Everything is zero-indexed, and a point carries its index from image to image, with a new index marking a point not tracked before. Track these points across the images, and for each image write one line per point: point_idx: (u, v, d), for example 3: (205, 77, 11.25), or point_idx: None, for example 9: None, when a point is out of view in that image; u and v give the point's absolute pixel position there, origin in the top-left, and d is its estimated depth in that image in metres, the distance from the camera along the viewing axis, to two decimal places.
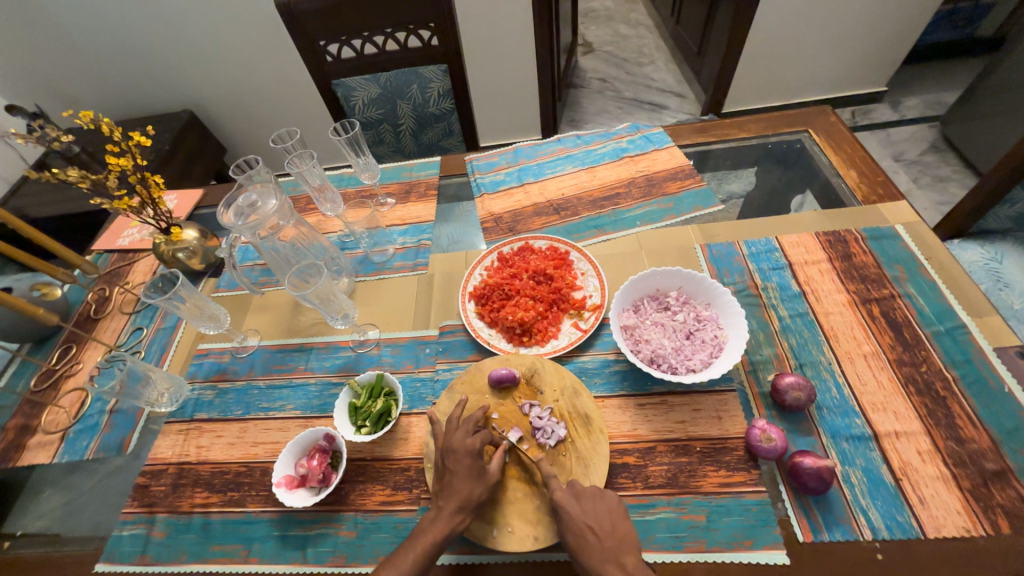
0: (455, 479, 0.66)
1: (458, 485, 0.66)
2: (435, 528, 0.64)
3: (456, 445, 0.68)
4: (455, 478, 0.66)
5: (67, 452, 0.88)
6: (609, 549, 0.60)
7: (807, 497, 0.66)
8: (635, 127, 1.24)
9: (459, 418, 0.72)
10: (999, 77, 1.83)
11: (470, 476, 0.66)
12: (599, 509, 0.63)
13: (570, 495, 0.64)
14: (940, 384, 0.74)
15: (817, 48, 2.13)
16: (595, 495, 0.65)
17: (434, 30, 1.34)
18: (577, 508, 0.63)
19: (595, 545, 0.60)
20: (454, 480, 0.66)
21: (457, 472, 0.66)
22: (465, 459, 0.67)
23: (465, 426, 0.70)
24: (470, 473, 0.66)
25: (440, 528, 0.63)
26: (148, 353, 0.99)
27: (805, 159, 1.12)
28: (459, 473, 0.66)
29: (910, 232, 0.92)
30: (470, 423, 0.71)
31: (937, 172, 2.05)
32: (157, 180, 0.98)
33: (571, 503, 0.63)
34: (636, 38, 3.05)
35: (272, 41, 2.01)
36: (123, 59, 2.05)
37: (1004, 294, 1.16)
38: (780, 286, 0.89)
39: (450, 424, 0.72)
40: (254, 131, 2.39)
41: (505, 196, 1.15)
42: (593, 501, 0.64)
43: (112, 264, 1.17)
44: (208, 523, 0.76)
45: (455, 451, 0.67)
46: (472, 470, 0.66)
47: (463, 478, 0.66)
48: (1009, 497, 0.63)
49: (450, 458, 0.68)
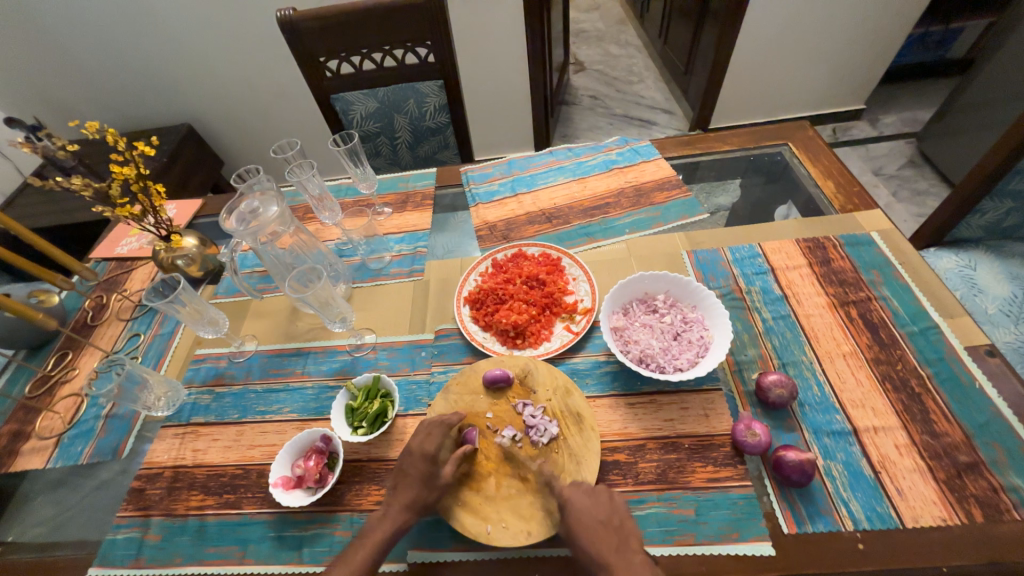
0: (407, 480, 0.69)
1: (408, 486, 0.68)
2: (385, 524, 0.67)
3: (414, 446, 0.71)
4: (408, 478, 0.69)
5: (61, 457, 0.88)
6: (615, 542, 0.61)
7: (791, 490, 0.69)
8: (624, 140, 1.30)
9: (432, 422, 0.74)
10: (968, 96, 1.92)
11: (421, 478, 0.68)
12: (604, 505, 0.65)
13: (580, 490, 0.66)
14: (915, 381, 0.77)
15: (798, 68, 2.23)
16: (602, 492, 0.66)
17: (430, 48, 1.39)
18: (586, 502, 0.65)
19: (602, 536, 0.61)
20: (406, 481, 0.69)
21: (410, 474, 0.69)
22: (418, 462, 0.69)
23: (428, 428, 0.73)
24: (422, 476, 0.69)
25: (388, 526, 0.66)
26: (145, 358, 1.00)
27: (786, 171, 1.18)
28: (411, 475, 0.69)
29: (884, 239, 0.96)
30: (438, 424, 0.73)
31: (916, 186, 2.13)
32: (159, 188, 1.00)
33: (580, 497, 0.65)
34: (625, 58, 3.16)
35: (271, 58, 2.07)
36: (124, 73, 2.09)
37: (979, 299, 1.21)
38: (763, 289, 0.93)
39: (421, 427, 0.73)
40: (252, 145, 2.43)
41: (499, 205, 1.19)
42: (599, 498, 0.65)
43: (110, 272, 1.19)
44: (203, 525, 0.76)
45: (412, 454, 0.70)
46: (423, 473, 0.69)
47: (413, 481, 0.68)
48: (982, 487, 0.66)
49: (406, 460, 0.70)
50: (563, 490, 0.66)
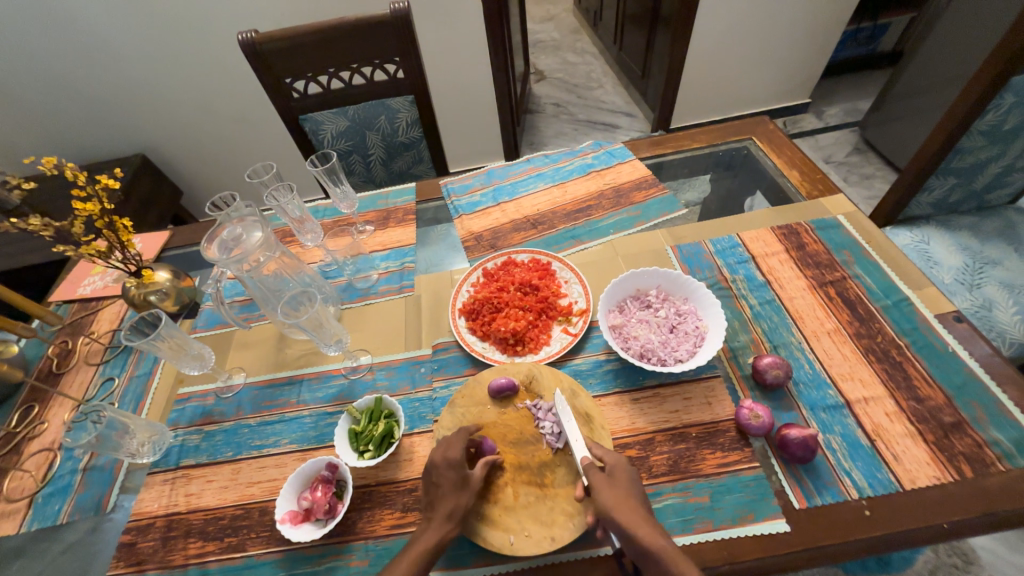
0: (440, 492, 0.67)
1: (443, 496, 0.67)
2: (427, 535, 0.65)
3: (439, 457, 0.69)
4: (440, 489, 0.67)
5: (37, 518, 0.81)
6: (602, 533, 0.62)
7: (797, 466, 0.72)
8: (598, 144, 1.33)
9: (454, 433, 0.72)
10: (902, 86, 2.09)
11: (456, 487, 0.67)
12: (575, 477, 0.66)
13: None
14: (895, 351, 0.82)
15: (747, 67, 2.35)
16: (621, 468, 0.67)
17: (399, 64, 1.39)
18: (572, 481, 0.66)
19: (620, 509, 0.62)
20: (439, 493, 0.67)
21: (441, 485, 0.67)
22: (447, 472, 0.68)
23: (452, 439, 0.71)
24: (454, 485, 0.67)
25: (433, 535, 0.64)
26: (123, 403, 0.94)
27: (753, 164, 1.24)
28: (442, 486, 0.67)
29: (851, 221, 1.03)
30: (454, 434, 0.72)
31: (864, 171, 2.28)
32: (126, 222, 0.95)
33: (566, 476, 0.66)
34: (584, 65, 3.24)
35: (230, 81, 2.01)
36: (68, 105, 1.98)
37: (936, 271, 1.31)
38: (747, 277, 0.97)
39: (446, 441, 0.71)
40: (214, 172, 2.34)
41: (482, 215, 1.19)
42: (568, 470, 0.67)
43: (73, 315, 1.11)
44: (205, 574, 0.72)
45: (438, 466, 0.68)
46: (455, 480, 0.67)
47: (445, 491, 0.67)
48: (968, 444, 0.70)
49: (433, 473, 0.68)
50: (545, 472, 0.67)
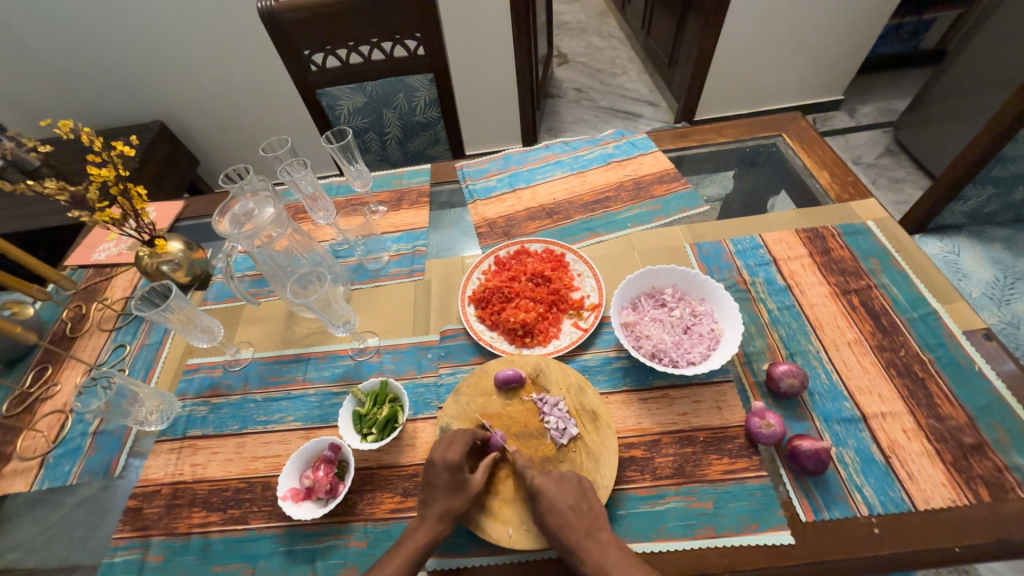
0: (435, 490, 0.67)
1: (438, 496, 0.66)
2: (418, 533, 0.65)
3: (436, 458, 0.68)
4: (436, 489, 0.67)
5: (47, 478, 0.83)
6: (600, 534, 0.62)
7: (807, 478, 0.70)
8: (620, 133, 1.29)
9: (456, 431, 0.71)
10: (944, 86, 1.99)
11: (450, 489, 0.66)
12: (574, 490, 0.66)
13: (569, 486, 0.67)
14: (918, 366, 0.79)
15: (780, 58, 2.25)
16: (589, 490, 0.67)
17: (420, 40, 1.35)
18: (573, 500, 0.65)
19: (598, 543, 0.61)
20: (434, 492, 0.67)
21: (437, 485, 0.67)
22: (444, 473, 0.67)
23: (451, 438, 0.70)
24: (449, 487, 0.67)
25: (424, 535, 0.65)
26: (133, 370, 0.95)
27: (780, 162, 1.19)
28: (439, 486, 0.67)
29: (881, 227, 0.98)
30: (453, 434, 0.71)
31: (894, 174, 2.19)
32: (140, 191, 0.94)
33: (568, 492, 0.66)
34: (609, 49, 3.15)
35: (248, 50, 1.98)
36: (88, 67, 1.97)
37: (964, 284, 1.26)
38: (767, 280, 0.94)
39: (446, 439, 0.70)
40: (230, 143, 2.34)
41: (497, 201, 1.17)
42: (569, 485, 0.66)
43: (88, 280, 1.12)
44: (208, 543, 0.73)
45: (435, 465, 0.68)
46: (451, 483, 0.67)
47: (442, 491, 0.66)
48: (987, 468, 0.68)
49: (431, 471, 0.68)
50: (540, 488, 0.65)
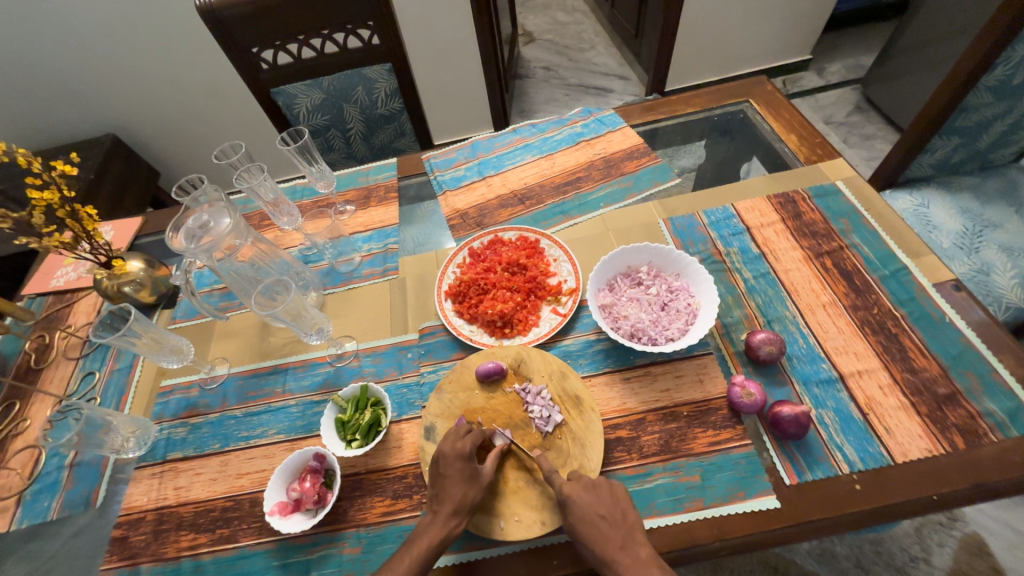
0: (448, 482, 0.66)
1: (450, 488, 0.65)
2: (431, 530, 0.64)
3: (447, 450, 0.68)
4: (448, 481, 0.66)
5: (27, 515, 0.81)
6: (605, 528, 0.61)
7: (789, 443, 0.71)
8: (588, 111, 1.26)
9: (460, 424, 0.71)
10: (908, 38, 1.99)
11: (463, 478, 0.66)
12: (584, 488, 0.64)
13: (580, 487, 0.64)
14: (891, 322, 0.80)
15: (746, 21, 2.22)
16: (603, 487, 0.65)
17: (373, 28, 1.29)
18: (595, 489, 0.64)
19: (607, 531, 0.61)
20: (446, 483, 0.66)
21: (450, 476, 0.66)
22: (456, 462, 0.67)
23: (460, 432, 0.70)
24: (461, 476, 0.66)
25: (437, 531, 0.64)
26: (105, 398, 0.92)
27: (748, 128, 1.18)
28: (451, 478, 0.66)
29: (849, 187, 0.99)
30: (458, 427, 0.71)
31: (864, 131, 2.20)
32: (90, 210, 0.89)
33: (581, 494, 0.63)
34: (574, 25, 3.07)
35: (198, 51, 1.89)
36: (27, 82, 1.87)
37: (935, 235, 1.28)
38: (741, 249, 0.94)
39: (457, 431, 0.70)
40: (191, 151, 2.25)
41: (467, 190, 1.15)
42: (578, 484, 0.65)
43: (48, 308, 1.08)
44: (199, 565, 0.72)
45: (446, 456, 0.67)
46: (464, 472, 0.66)
47: (455, 482, 0.66)
48: (961, 416, 0.70)
49: (441, 463, 0.67)
50: (564, 489, 0.64)
